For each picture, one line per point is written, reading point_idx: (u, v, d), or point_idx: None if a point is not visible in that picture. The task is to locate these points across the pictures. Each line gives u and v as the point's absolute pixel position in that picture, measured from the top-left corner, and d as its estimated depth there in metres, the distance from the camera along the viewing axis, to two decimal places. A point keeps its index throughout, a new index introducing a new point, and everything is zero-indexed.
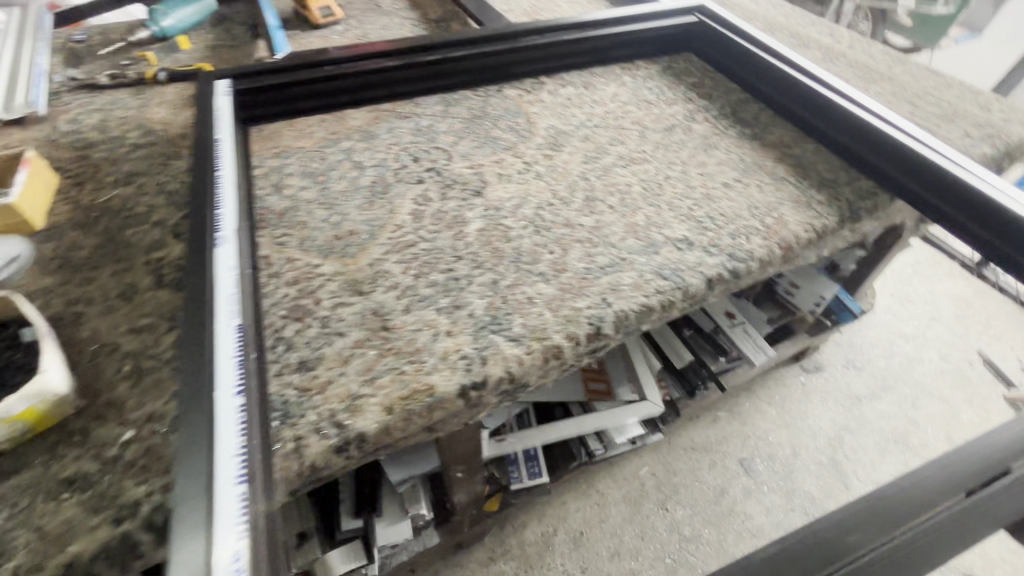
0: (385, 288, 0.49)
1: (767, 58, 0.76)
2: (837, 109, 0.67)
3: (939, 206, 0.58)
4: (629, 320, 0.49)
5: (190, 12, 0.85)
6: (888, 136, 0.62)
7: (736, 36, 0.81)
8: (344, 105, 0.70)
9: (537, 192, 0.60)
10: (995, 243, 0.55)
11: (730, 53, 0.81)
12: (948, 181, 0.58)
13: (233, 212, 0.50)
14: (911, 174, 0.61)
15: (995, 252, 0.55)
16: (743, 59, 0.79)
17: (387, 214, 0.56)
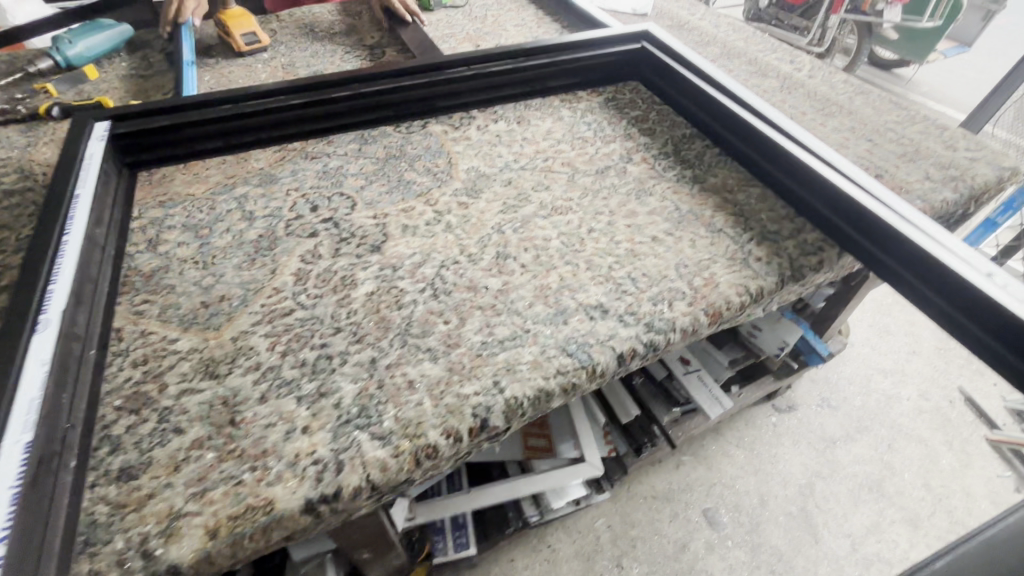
0: (244, 370, 0.43)
1: (713, 91, 0.70)
2: (781, 152, 0.61)
3: (891, 267, 0.52)
4: (524, 408, 0.42)
5: (100, 40, 0.80)
6: (836, 184, 0.56)
7: (683, 66, 0.75)
8: (248, 146, 0.65)
9: (443, 246, 0.54)
10: (954, 316, 0.47)
11: (676, 84, 0.75)
12: (896, 239, 0.51)
13: (69, 287, 0.44)
14: (861, 229, 0.54)
15: (951, 321, 0.48)
16: (688, 91, 0.73)
17: (269, 275, 0.50)
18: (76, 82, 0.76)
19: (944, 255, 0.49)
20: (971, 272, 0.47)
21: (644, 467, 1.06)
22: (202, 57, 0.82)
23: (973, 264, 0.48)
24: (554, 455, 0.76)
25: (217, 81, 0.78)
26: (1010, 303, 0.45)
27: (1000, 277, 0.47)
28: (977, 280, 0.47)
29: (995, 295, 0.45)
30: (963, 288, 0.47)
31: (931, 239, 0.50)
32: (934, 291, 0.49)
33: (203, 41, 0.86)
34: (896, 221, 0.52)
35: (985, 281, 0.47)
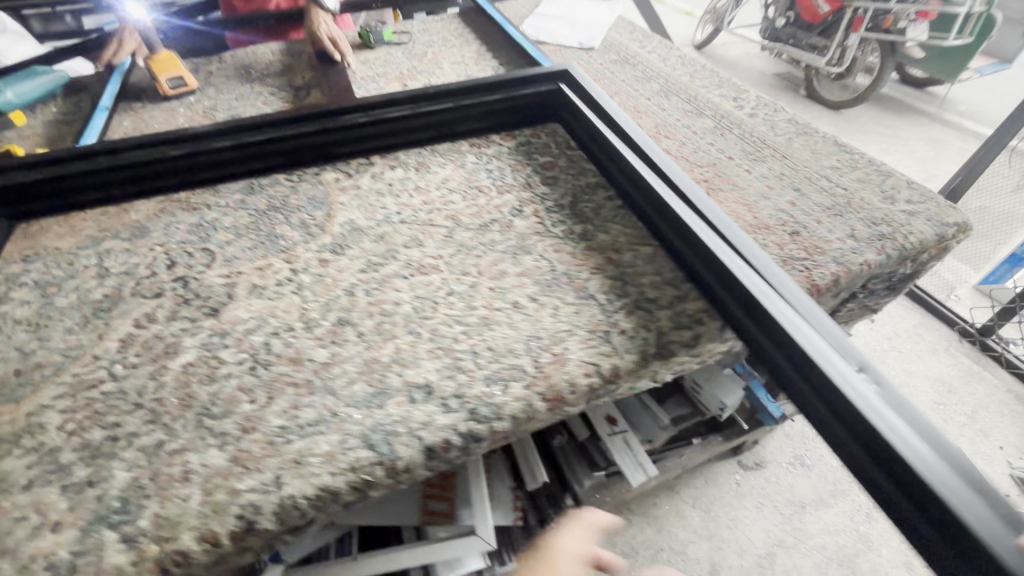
0: (22, 451, 0.41)
1: (617, 142, 0.65)
2: (670, 212, 0.55)
3: (766, 346, 0.44)
4: (302, 509, 0.38)
5: (32, 87, 0.83)
6: (714, 251, 0.50)
7: (595, 110, 0.70)
8: (130, 197, 0.64)
9: (285, 310, 0.51)
10: (820, 416, 0.39)
11: (587, 129, 0.70)
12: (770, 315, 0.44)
13: None
14: (740, 301, 0.47)
15: (822, 422, 0.39)
16: (595, 138, 0.68)
17: (94, 340, 0.49)
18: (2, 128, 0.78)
19: (811, 342, 0.41)
20: (837, 366, 0.39)
21: None
22: (129, 102, 0.83)
23: (844, 358, 0.40)
24: (452, 523, 0.70)
25: (133, 125, 0.79)
26: (874, 408, 0.37)
27: (874, 376, 0.39)
28: (842, 376, 0.39)
29: (858, 397, 0.37)
30: (825, 383, 0.39)
31: (801, 322, 0.43)
32: (804, 382, 0.40)
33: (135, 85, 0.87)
34: (767, 298, 0.45)
35: (851, 378, 0.39)
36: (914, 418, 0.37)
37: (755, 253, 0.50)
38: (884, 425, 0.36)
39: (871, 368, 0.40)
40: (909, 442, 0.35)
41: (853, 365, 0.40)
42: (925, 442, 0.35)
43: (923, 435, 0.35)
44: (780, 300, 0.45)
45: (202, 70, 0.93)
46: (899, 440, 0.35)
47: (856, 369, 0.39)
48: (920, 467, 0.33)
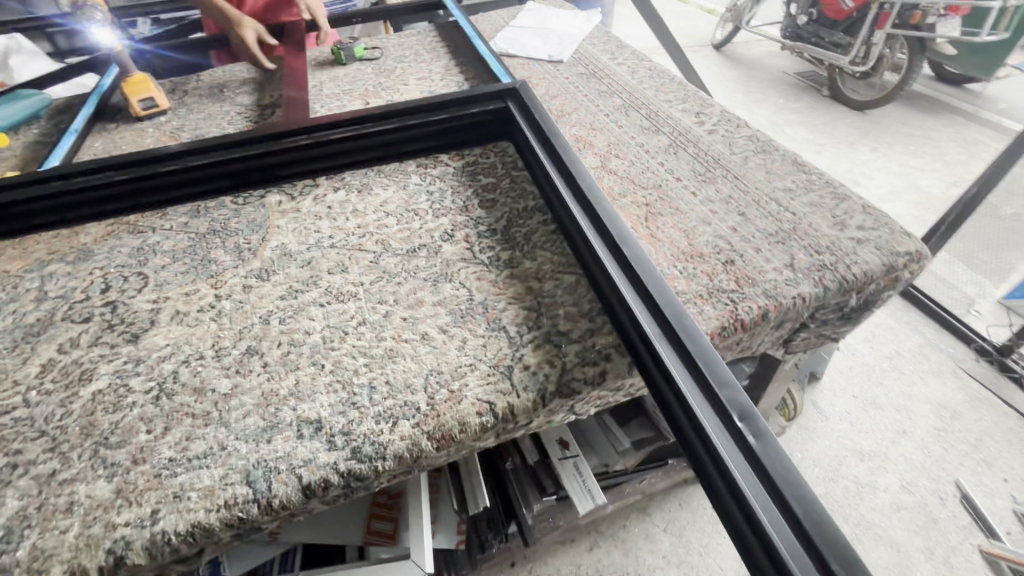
0: None
1: (549, 163, 0.64)
2: (586, 240, 0.54)
3: (660, 388, 0.42)
4: (173, 546, 0.39)
5: (16, 110, 0.87)
6: (618, 286, 0.48)
7: (536, 129, 0.69)
8: (82, 220, 0.66)
9: (200, 338, 0.52)
10: (702, 466, 0.37)
11: (528, 148, 0.69)
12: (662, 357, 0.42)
13: None
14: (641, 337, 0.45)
15: (704, 474, 0.37)
16: (533, 158, 0.67)
17: (18, 365, 0.51)
18: None
19: (691, 395, 0.39)
20: (714, 423, 0.38)
21: (553, 546, 0.97)
22: (104, 124, 0.87)
23: (724, 409, 0.38)
24: (393, 543, 0.71)
25: (103, 147, 0.82)
26: (742, 473, 0.35)
27: (756, 427, 0.37)
28: (716, 434, 0.37)
29: (728, 460, 0.36)
30: (700, 445, 0.38)
31: (689, 369, 0.41)
32: (688, 431, 0.39)
33: (113, 107, 0.91)
34: (658, 343, 0.43)
35: (726, 437, 0.37)
36: (787, 477, 0.34)
37: (660, 279, 0.47)
38: (748, 492, 0.34)
39: (754, 417, 0.37)
40: (771, 512, 0.33)
41: (732, 417, 0.37)
42: (792, 507, 0.33)
43: (790, 499, 0.33)
44: (673, 342, 0.43)
45: (179, 90, 0.96)
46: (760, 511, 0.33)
47: (734, 422, 0.37)
48: (776, 541, 0.32)
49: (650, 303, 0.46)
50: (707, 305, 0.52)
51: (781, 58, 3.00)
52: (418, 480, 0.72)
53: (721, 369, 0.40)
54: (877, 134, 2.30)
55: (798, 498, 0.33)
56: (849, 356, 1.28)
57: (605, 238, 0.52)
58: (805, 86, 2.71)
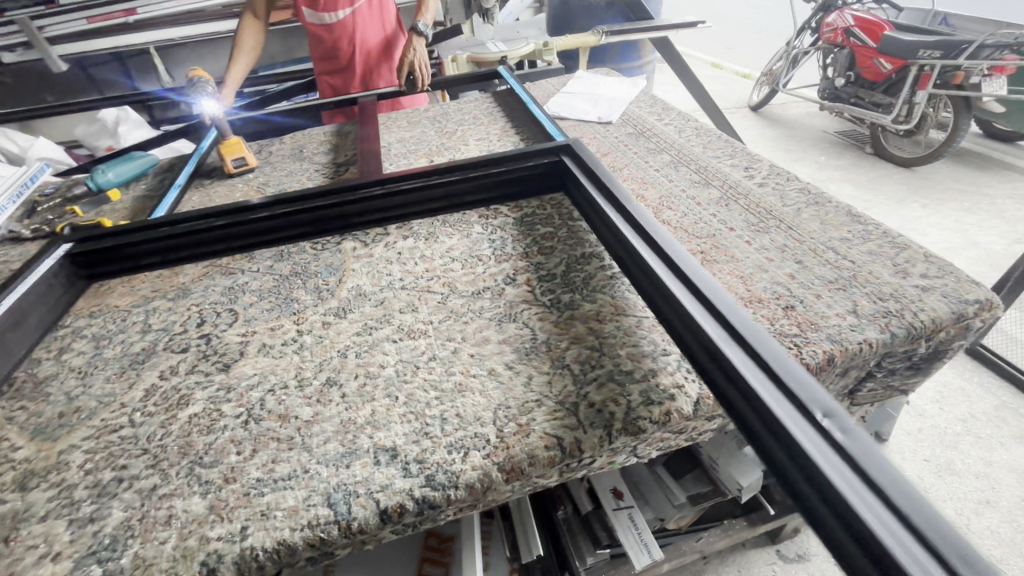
0: (47, 485, 0.47)
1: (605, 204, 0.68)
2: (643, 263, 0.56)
3: (730, 393, 0.41)
4: (258, 563, 0.41)
5: (129, 169, 1.00)
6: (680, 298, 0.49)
7: (590, 179, 0.74)
8: (181, 260, 0.74)
9: (284, 368, 0.56)
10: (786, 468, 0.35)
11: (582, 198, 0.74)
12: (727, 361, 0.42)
13: None
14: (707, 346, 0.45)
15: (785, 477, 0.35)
16: (588, 204, 0.72)
17: (125, 388, 0.56)
18: (100, 203, 0.94)
19: (768, 395, 0.38)
20: (795, 419, 0.36)
21: None
22: (201, 180, 0.98)
23: (807, 409, 0.37)
24: None
25: (200, 200, 0.92)
26: (835, 470, 0.33)
27: (843, 428, 0.35)
28: (798, 429, 0.36)
29: (817, 454, 0.34)
30: (780, 446, 0.36)
31: (763, 372, 0.40)
32: (766, 433, 0.37)
33: (209, 166, 1.02)
34: (728, 347, 0.43)
35: (811, 433, 0.35)
36: (885, 473, 0.32)
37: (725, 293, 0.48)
38: (843, 487, 0.32)
39: (839, 418, 0.36)
40: (869, 503, 0.31)
41: (815, 416, 0.36)
42: (893, 500, 0.31)
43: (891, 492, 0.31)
44: (744, 349, 0.42)
45: (264, 151, 1.07)
46: (859, 501, 0.31)
47: (818, 421, 0.36)
48: (882, 535, 0.29)
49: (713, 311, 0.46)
50: None
51: (820, 117, 3.03)
52: (471, 521, 0.72)
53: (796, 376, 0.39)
54: (927, 190, 2.26)
55: (899, 493, 0.31)
56: (917, 416, 1.22)
57: (665, 258, 0.54)
58: (848, 144, 2.72)
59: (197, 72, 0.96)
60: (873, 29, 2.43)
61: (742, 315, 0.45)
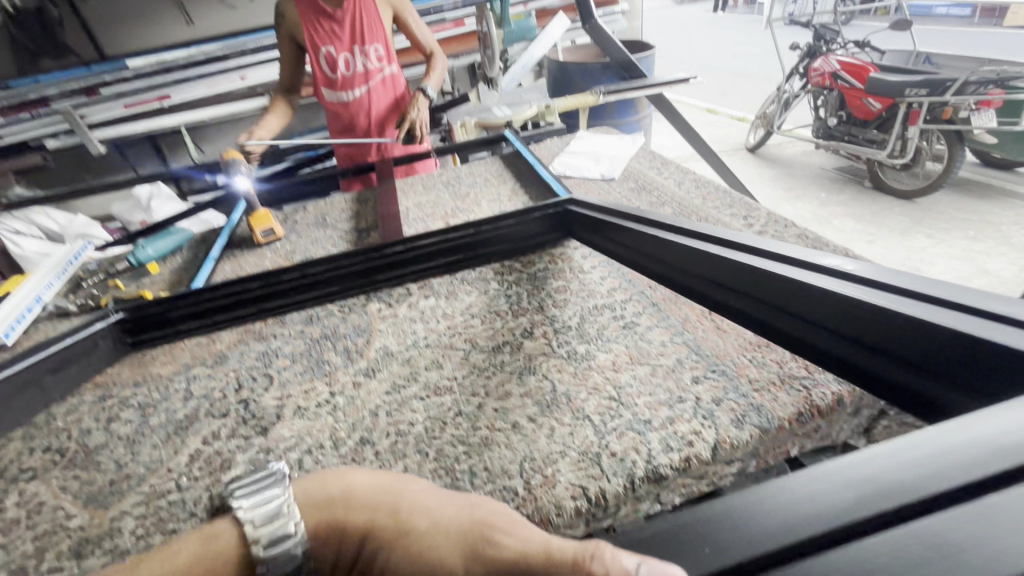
0: (100, 552, 0.50)
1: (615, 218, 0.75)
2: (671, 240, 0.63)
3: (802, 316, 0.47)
4: None
5: (166, 244, 1.07)
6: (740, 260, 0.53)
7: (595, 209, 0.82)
8: (218, 327, 0.80)
9: (319, 429, 0.60)
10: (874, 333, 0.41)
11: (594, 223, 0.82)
12: (785, 284, 0.48)
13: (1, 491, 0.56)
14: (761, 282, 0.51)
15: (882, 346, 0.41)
16: (600, 226, 0.79)
17: (170, 454, 0.59)
18: (139, 276, 1.01)
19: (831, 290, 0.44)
20: (860, 294, 0.42)
21: None
22: (233, 250, 1.05)
23: (866, 283, 0.43)
24: None
25: (233, 269, 0.98)
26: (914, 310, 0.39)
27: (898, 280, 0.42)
28: (868, 300, 0.42)
29: (902, 309, 0.39)
30: (862, 321, 0.42)
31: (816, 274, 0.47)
32: (845, 322, 0.43)
33: (240, 237, 1.10)
34: (785, 273, 0.48)
35: (879, 297, 0.41)
36: (949, 294, 0.39)
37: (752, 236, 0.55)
38: (928, 317, 0.38)
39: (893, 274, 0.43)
40: (956, 319, 0.37)
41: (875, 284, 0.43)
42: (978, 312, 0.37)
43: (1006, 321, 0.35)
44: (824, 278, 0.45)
45: (290, 220, 1.15)
46: (959, 326, 0.36)
47: (878, 285, 0.42)
48: (981, 334, 0.35)
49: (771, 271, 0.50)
50: (781, 393, 0.55)
51: (816, 155, 3.12)
52: None
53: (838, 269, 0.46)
54: (930, 221, 2.29)
55: (967, 300, 0.38)
56: None
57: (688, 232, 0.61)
58: (847, 179, 2.78)
59: (230, 154, 1.04)
60: (858, 71, 2.54)
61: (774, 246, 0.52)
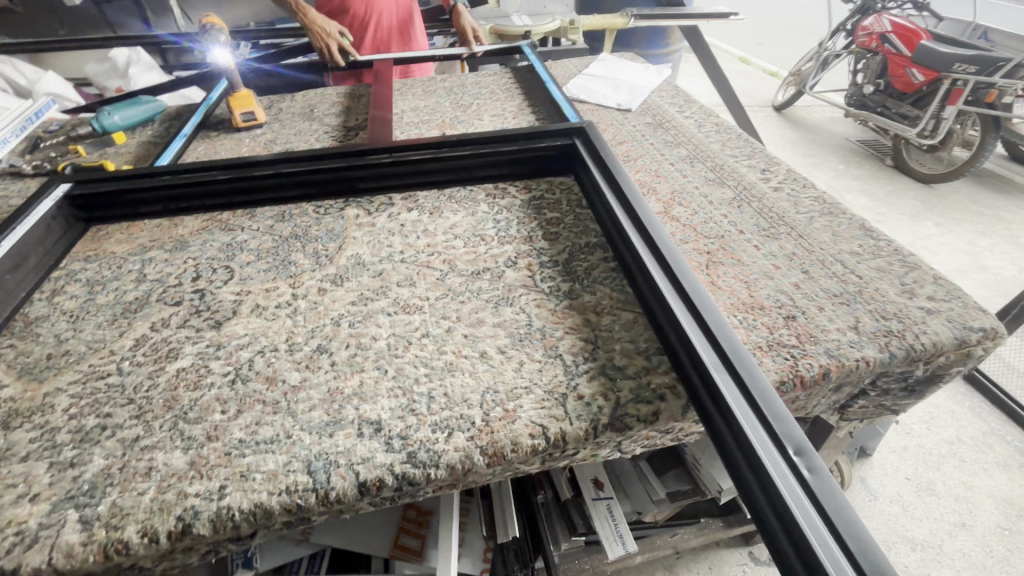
0: (29, 427, 0.47)
1: (614, 204, 0.66)
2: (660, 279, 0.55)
3: (703, 408, 0.45)
4: (233, 522, 0.41)
5: (135, 113, 0.98)
6: (655, 278, 0.55)
7: (595, 160, 0.74)
8: (181, 210, 0.74)
9: (276, 331, 0.56)
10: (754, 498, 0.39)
11: (594, 185, 0.73)
12: (710, 382, 0.45)
13: None
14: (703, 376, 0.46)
15: (746, 491, 0.39)
16: (600, 197, 0.70)
17: (115, 337, 0.56)
18: (104, 145, 0.93)
19: (748, 425, 0.41)
20: (767, 444, 0.39)
21: None
22: (209, 132, 0.96)
23: (781, 441, 0.39)
24: (419, 561, 0.71)
25: (206, 151, 0.90)
26: (800, 507, 0.36)
27: (811, 463, 0.38)
28: (764, 449, 0.39)
29: (783, 488, 0.37)
30: (735, 455, 0.41)
31: (729, 374, 0.45)
32: (741, 463, 0.40)
33: (218, 118, 1.01)
34: (719, 373, 0.45)
35: (779, 461, 0.38)
36: (846, 519, 0.35)
37: (720, 315, 0.49)
38: (797, 512, 0.36)
39: (809, 453, 0.39)
40: (812, 519, 0.35)
41: (788, 449, 0.39)
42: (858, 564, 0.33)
43: None
44: (686, 303, 0.51)
45: (275, 107, 1.05)
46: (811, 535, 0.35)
47: (790, 455, 0.39)
48: None
49: (672, 278, 0.54)
50: (766, 357, 0.52)
51: (843, 123, 2.97)
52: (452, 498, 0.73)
53: (769, 404, 0.42)
54: (942, 209, 2.22)
55: (852, 534, 0.34)
56: (904, 435, 1.24)
57: (667, 269, 0.55)
58: (868, 154, 2.67)
59: (209, 18, 0.91)
60: (908, 36, 2.33)
61: (730, 338, 0.47)
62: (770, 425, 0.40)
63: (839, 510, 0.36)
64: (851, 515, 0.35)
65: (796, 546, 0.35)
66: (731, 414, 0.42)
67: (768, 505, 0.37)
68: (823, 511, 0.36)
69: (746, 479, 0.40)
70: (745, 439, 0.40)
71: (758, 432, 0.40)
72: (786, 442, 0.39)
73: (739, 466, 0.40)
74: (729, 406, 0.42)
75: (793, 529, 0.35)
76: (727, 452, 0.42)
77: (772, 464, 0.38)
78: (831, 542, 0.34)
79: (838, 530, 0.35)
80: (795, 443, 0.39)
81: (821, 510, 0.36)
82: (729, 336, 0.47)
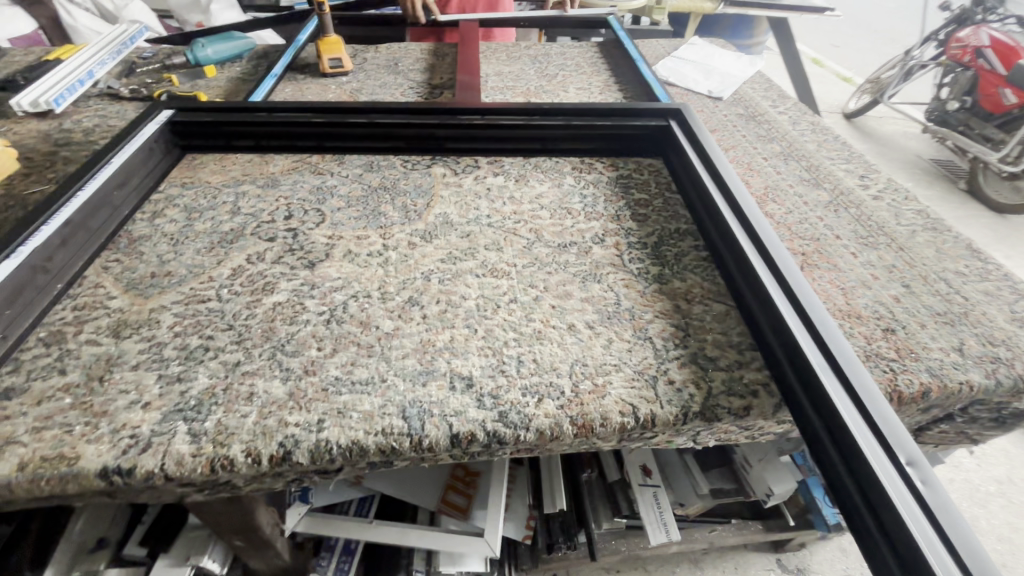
0: (138, 338, 0.49)
1: (711, 191, 0.65)
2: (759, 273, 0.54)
3: (801, 408, 0.44)
4: (331, 454, 0.42)
5: (227, 47, 0.99)
6: (755, 272, 0.54)
7: (690, 145, 0.73)
8: (271, 148, 0.74)
9: (367, 278, 0.56)
10: (855, 504, 0.38)
11: (687, 171, 0.71)
12: (814, 382, 0.44)
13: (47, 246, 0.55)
14: (804, 375, 0.45)
15: (847, 495, 0.39)
16: (694, 183, 0.68)
17: (213, 264, 0.58)
18: (195, 76, 0.94)
19: (857, 430, 0.40)
20: (876, 451, 0.39)
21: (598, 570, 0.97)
22: (296, 74, 0.96)
23: (892, 449, 0.39)
24: (463, 519, 0.73)
25: (293, 93, 0.91)
26: (912, 517, 0.35)
27: (924, 476, 0.38)
28: (874, 456, 0.39)
29: (894, 496, 0.36)
30: (836, 459, 0.40)
31: (836, 377, 0.44)
32: (843, 466, 0.40)
33: (303, 62, 1.01)
34: (825, 374, 0.44)
35: (889, 468, 0.38)
36: (961, 534, 0.35)
37: (826, 317, 0.48)
38: (910, 520, 0.35)
39: (922, 465, 0.38)
40: (924, 529, 0.35)
41: (900, 458, 0.38)
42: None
43: None
44: (790, 301, 0.50)
45: (359, 57, 1.05)
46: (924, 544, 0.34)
47: (902, 463, 0.38)
48: None
49: (774, 274, 0.53)
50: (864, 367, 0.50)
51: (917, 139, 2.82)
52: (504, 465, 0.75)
53: (878, 411, 0.41)
54: (1013, 242, 2.11)
55: (967, 550, 0.34)
56: (951, 467, 1.20)
57: (769, 264, 0.54)
58: (941, 175, 2.54)
59: None
60: (1008, 54, 2.13)
61: (838, 342, 0.46)
62: (882, 435, 0.40)
63: (955, 526, 0.35)
64: (967, 533, 0.35)
65: (906, 554, 0.35)
66: (838, 417, 0.41)
67: (876, 510, 0.37)
68: (937, 523, 0.35)
69: (850, 486, 0.39)
70: (854, 444, 0.39)
71: (868, 439, 0.39)
72: (897, 450, 0.39)
73: (841, 469, 0.40)
74: (837, 408, 0.41)
75: (904, 537, 0.35)
76: (826, 454, 0.41)
77: (883, 471, 0.38)
78: (947, 559, 0.34)
79: (953, 543, 0.34)
80: (907, 453, 0.38)
81: (934, 522, 0.35)
82: (836, 339, 0.46)
